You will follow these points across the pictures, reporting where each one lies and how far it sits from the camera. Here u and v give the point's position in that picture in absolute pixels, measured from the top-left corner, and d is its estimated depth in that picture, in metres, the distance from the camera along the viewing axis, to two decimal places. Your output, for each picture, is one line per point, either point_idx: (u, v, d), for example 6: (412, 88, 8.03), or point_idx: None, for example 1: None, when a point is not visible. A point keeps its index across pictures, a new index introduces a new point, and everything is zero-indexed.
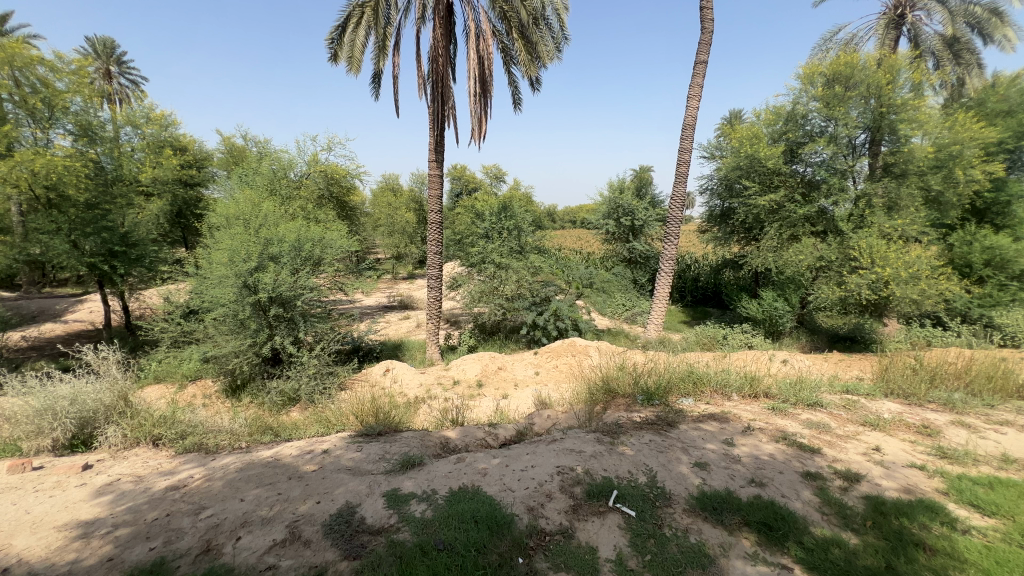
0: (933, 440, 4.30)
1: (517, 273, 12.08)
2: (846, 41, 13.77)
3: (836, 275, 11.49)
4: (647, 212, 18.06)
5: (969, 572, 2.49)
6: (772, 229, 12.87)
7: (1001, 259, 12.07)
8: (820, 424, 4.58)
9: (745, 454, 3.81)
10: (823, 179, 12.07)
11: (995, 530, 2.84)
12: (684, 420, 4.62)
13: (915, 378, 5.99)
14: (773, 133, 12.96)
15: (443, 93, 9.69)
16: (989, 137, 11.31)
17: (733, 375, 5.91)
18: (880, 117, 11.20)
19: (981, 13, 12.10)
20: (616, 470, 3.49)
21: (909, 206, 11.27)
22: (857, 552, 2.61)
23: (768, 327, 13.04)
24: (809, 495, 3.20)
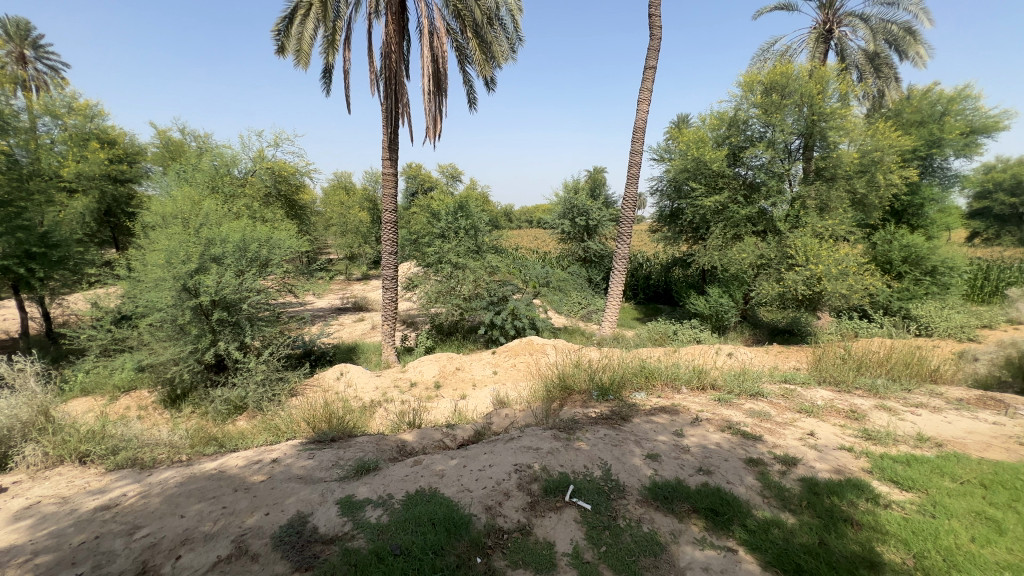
0: (860, 423, 4.68)
1: (474, 273, 12.02)
2: (782, 53, 14.66)
3: (775, 272, 12.24)
4: (601, 212, 18.48)
5: (891, 543, 2.72)
6: (717, 228, 13.48)
7: (916, 257, 13.35)
8: (761, 413, 4.86)
9: (693, 444, 3.99)
10: (763, 181, 12.79)
11: (911, 504, 3.11)
12: (637, 413, 4.78)
13: (844, 367, 6.48)
14: (717, 137, 13.57)
15: (396, 90, 9.50)
16: (905, 145, 12.36)
17: (682, 368, 6.17)
18: (812, 124, 12.03)
19: (897, 31, 13.20)
20: (572, 465, 3.55)
21: (838, 207, 12.15)
22: (794, 531, 2.79)
23: (715, 322, 13.68)
24: (751, 480, 3.39)
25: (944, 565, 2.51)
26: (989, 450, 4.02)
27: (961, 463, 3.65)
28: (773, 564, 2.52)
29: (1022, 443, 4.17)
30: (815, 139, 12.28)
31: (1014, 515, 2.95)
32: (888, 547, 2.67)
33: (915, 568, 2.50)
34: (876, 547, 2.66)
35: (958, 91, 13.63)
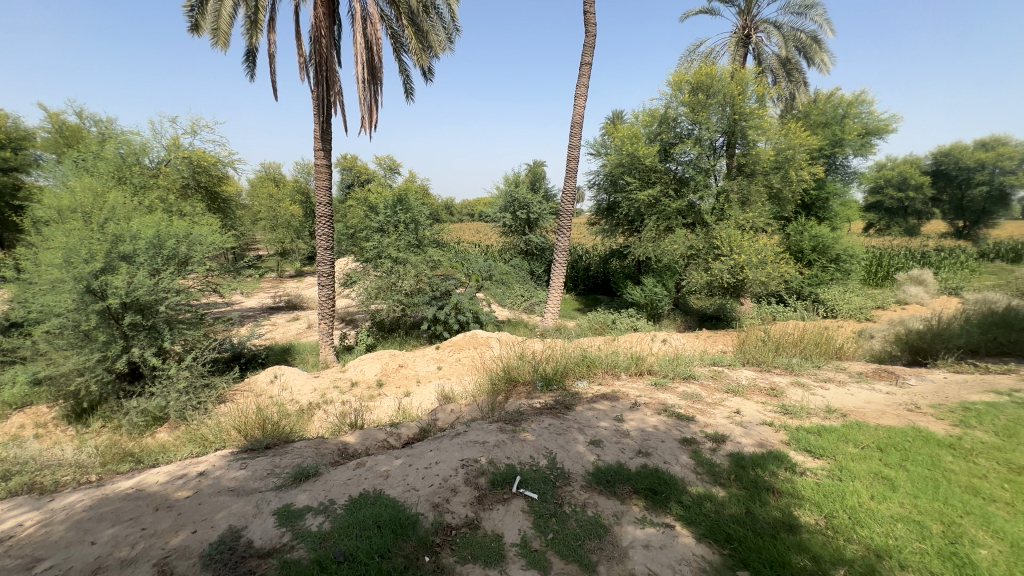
0: (778, 399, 5.12)
1: (415, 268, 11.78)
2: (706, 55, 15.52)
3: (703, 261, 13.06)
4: (541, 205, 18.73)
5: (806, 506, 3.00)
6: (650, 221, 14.09)
7: (823, 246, 14.73)
8: (693, 394, 5.19)
9: (633, 428, 4.18)
10: (692, 176, 13.55)
11: (822, 470, 3.45)
12: (580, 402, 4.93)
13: (764, 348, 7.06)
14: (649, 133, 14.13)
15: (328, 77, 9.05)
16: (813, 145, 13.56)
17: (621, 356, 6.44)
18: (734, 123, 12.89)
19: (805, 39, 14.38)
20: (518, 456, 3.60)
21: (757, 201, 13.14)
22: (724, 503, 3.01)
23: (650, 310, 14.34)
24: (686, 459, 3.61)
25: (850, 521, 2.81)
26: (884, 417, 4.55)
27: (861, 430, 4.10)
28: (707, 536, 2.70)
29: (910, 408, 4.76)
30: (737, 137, 13.17)
31: (903, 473, 3.36)
32: (803, 509, 2.95)
33: (827, 527, 2.78)
34: (794, 512, 2.92)
35: (856, 96, 15.11)
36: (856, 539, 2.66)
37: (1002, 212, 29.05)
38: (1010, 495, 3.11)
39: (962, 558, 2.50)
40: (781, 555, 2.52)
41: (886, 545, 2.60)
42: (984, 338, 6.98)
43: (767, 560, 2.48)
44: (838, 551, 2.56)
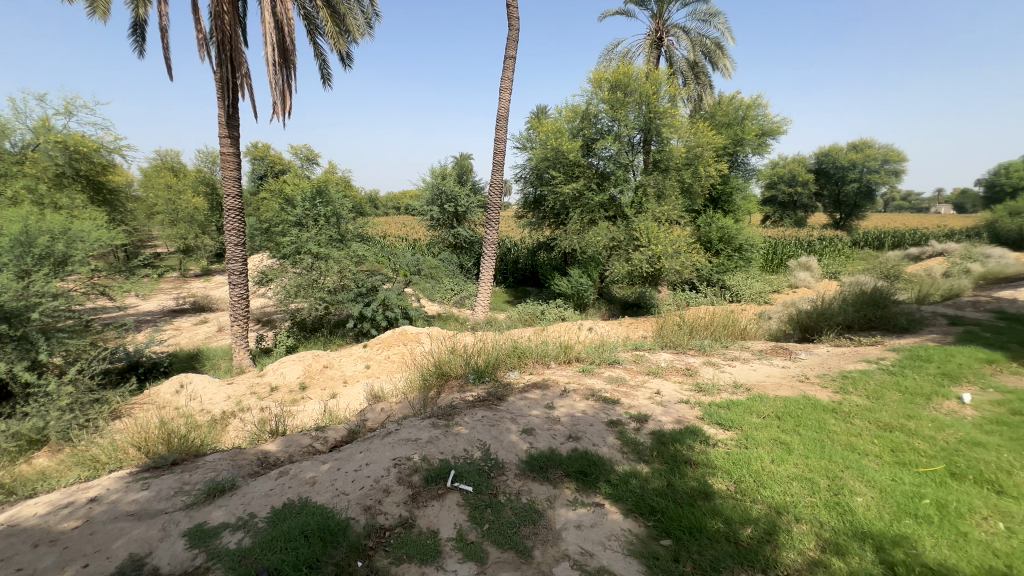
0: (693, 378, 5.54)
1: (338, 263, 11.23)
2: (623, 54, 16.23)
3: (624, 252, 13.77)
4: (469, 198, 18.62)
5: (718, 473, 3.29)
6: (575, 215, 14.49)
7: (728, 236, 16.08)
8: (618, 378, 5.47)
9: (564, 414, 4.32)
10: (612, 171, 14.15)
11: (732, 440, 3.80)
12: (512, 392, 5.00)
13: (680, 332, 7.61)
14: (572, 129, 14.51)
15: (232, 57, 8.29)
16: (718, 143, 14.70)
17: (551, 345, 6.61)
18: (649, 121, 13.64)
19: (710, 45, 15.49)
20: (453, 450, 3.59)
21: (671, 195, 14.05)
22: (648, 478, 3.21)
23: (577, 301, 14.73)
24: (613, 440, 3.80)
25: (756, 484, 3.12)
26: (781, 388, 5.10)
27: (763, 402, 4.56)
28: (633, 510, 2.86)
29: (801, 380, 5.38)
30: (652, 134, 13.96)
31: (797, 437, 3.79)
32: (716, 477, 3.23)
33: (737, 491, 3.07)
34: (709, 480, 3.19)
35: (753, 100, 16.58)
36: (760, 499, 2.96)
37: (869, 205, 33.54)
38: (879, 448, 3.62)
39: (843, 506, 2.87)
40: (698, 521, 2.74)
41: (785, 502, 2.92)
42: (858, 315, 8.04)
43: (687, 527, 2.69)
44: (746, 511, 2.83)
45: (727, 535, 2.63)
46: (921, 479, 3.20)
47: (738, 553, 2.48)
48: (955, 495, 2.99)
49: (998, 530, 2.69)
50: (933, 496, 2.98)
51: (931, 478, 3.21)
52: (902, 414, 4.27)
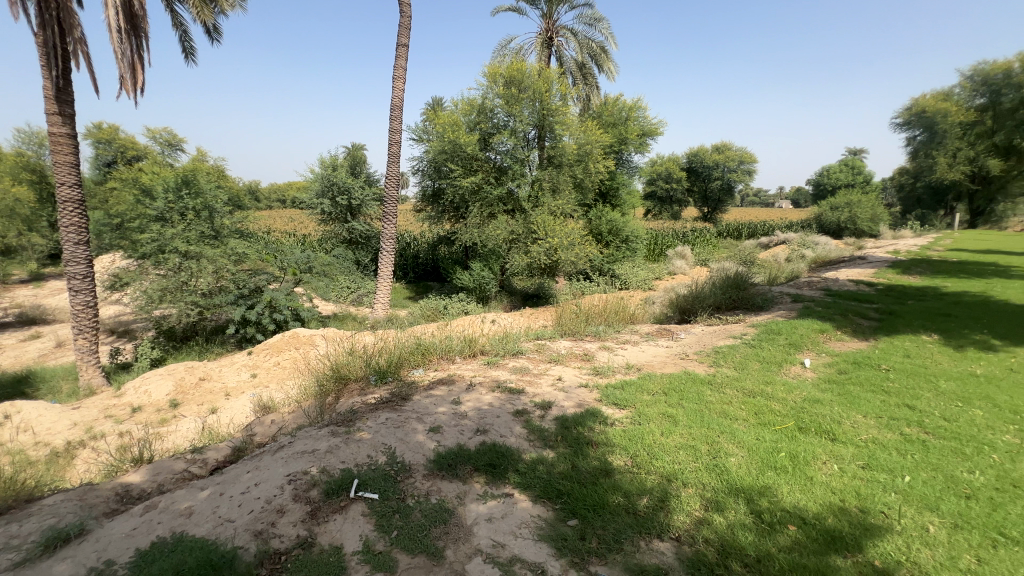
0: (591, 363, 5.89)
1: (213, 262, 10.01)
2: (516, 51, 16.54)
3: (523, 245, 14.15)
4: (363, 191, 17.70)
5: (616, 450, 3.53)
6: (474, 208, 14.44)
7: (616, 228, 17.33)
8: (522, 368, 5.61)
9: (471, 409, 4.32)
10: (509, 165, 14.40)
11: (627, 418, 4.11)
12: (417, 390, 4.89)
13: (578, 319, 8.03)
14: (469, 122, 14.44)
15: (61, 20, 6.92)
16: (605, 141, 15.70)
17: (455, 340, 6.57)
18: (543, 117, 14.12)
19: (595, 48, 16.42)
20: (356, 458, 3.41)
21: (565, 189, 14.72)
22: (554, 463, 3.34)
23: (479, 294, 14.92)
24: (520, 429, 3.89)
25: (649, 457, 3.41)
26: (666, 366, 5.62)
27: (651, 380, 5.00)
28: (542, 496, 2.96)
29: (682, 357, 5.99)
30: (546, 131, 14.47)
31: (681, 410, 4.21)
32: (615, 455, 3.46)
33: (633, 465, 3.33)
34: (608, 458, 3.41)
35: (634, 102, 17.95)
36: (653, 470, 3.24)
37: (729, 200, 38.38)
38: (745, 413, 4.17)
39: (720, 467, 3.26)
40: (601, 498, 2.91)
41: (674, 470, 3.22)
42: (725, 296, 9.16)
43: (591, 505, 2.85)
44: (642, 483, 3.08)
45: (627, 507, 2.84)
46: (778, 436, 3.74)
47: (636, 523, 2.69)
48: (803, 447, 3.55)
49: (833, 471, 3.25)
50: (787, 449, 3.51)
51: (785, 434, 3.78)
52: (761, 381, 4.96)
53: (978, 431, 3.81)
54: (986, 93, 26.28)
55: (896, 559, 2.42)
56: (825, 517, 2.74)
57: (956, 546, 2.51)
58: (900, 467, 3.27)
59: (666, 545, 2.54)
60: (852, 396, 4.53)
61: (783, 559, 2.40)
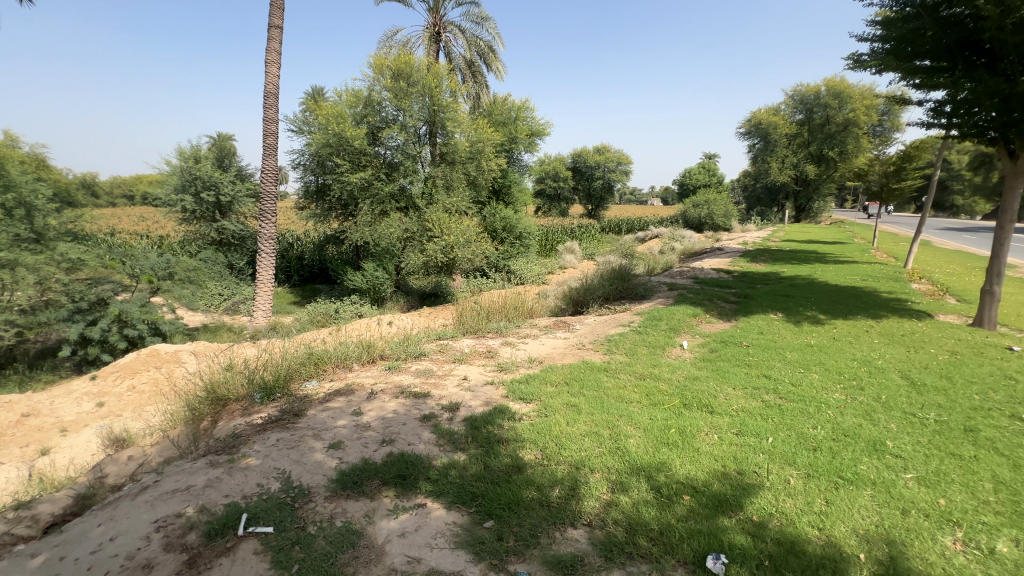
0: (494, 359, 5.95)
1: (36, 271, 8.23)
2: (403, 43, 16.03)
3: (418, 244, 13.87)
4: (234, 186, 15.85)
5: (526, 445, 3.60)
6: (365, 206, 13.64)
7: (510, 225, 17.77)
8: (426, 370, 5.47)
9: (374, 419, 4.09)
10: (401, 161, 13.92)
11: (533, 412, 4.21)
12: (312, 404, 4.50)
13: (479, 317, 8.07)
14: (355, 114, 13.64)
15: None
16: (496, 140, 15.95)
17: (351, 346, 6.19)
18: (433, 113, 13.94)
19: (483, 48, 16.60)
20: (243, 490, 3.03)
21: (459, 187, 14.69)
22: (466, 466, 3.30)
23: (373, 296, 14.17)
24: (428, 435, 3.77)
25: (557, 447, 3.53)
26: (565, 358, 5.89)
27: (553, 372, 5.19)
28: (456, 501, 2.90)
29: (579, 347, 6.32)
30: (437, 127, 14.29)
31: (583, 398, 4.44)
32: (525, 449, 3.53)
33: (543, 457, 3.42)
34: (519, 454, 3.46)
35: (523, 103, 18.50)
36: (562, 460, 3.36)
37: (610, 199, 41.54)
38: (639, 396, 4.53)
39: (620, 449, 3.49)
40: (515, 495, 2.94)
41: (581, 457, 3.38)
42: (612, 288, 9.87)
43: (506, 504, 2.86)
44: (553, 475, 3.17)
45: (540, 501, 2.90)
46: (667, 414, 4.12)
47: (550, 514, 2.76)
48: (689, 422, 3.95)
49: (714, 440, 3.66)
50: (675, 425, 3.88)
51: (673, 412, 4.17)
52: (649, 364, 5.43)
53: (816, 392, 4.58)
54: (803, 111, 31.63)
55: (768, 510, 2.80)
56: (711, 483, 3.07)
57: (811, 492, 2.97)
58: (764, 430, 3.80)
59: (579, 532, 2.64)
60: (723, 371, 5.16)
61: (682, 528, 2.64)
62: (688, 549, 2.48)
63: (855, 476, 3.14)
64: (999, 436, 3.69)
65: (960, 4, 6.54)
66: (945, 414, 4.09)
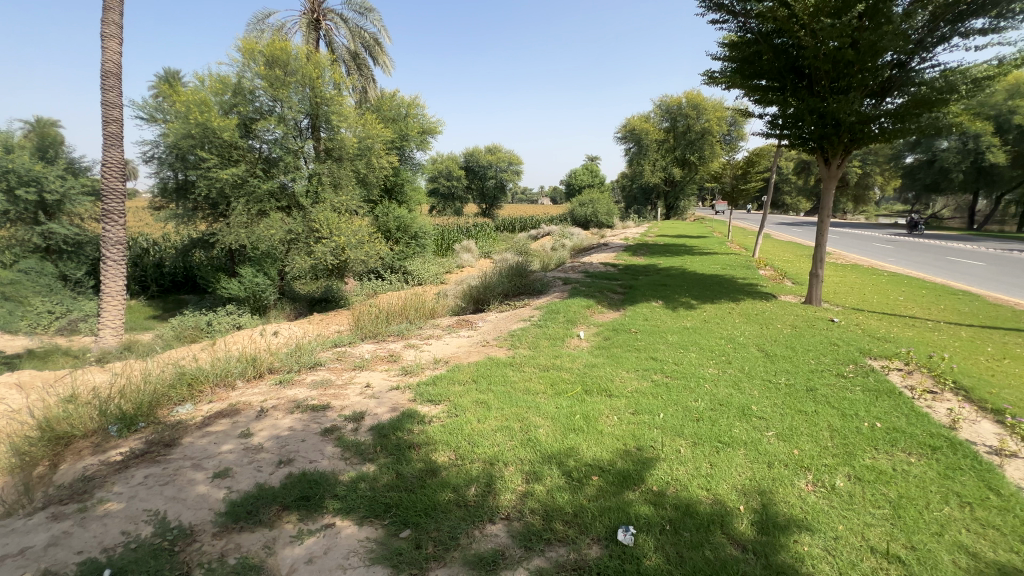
0: (398, 363, 5.74)
1: None
2: (277, 28, 14.70)
3: (304, 246, 12.91)
4: (65, 181, 13.23)
5: (438, 447, 3.53)
6: (239, 204, 12.16)
7: (404, 225, 17.32)
8: (323, 381, 5.10)
9: (267, 439, 3.70)
10: (280, 157, 12.71)
11: (443, 413, 4.14)
12: (187, 431, 3.93)
13: (378, 320, 7.74)
14: (222, 103, 12.10)
15: None
16: (386, 136, 15.41)
17: (232, 362, 5.54)
18: (316, 106, 13.09)
19: (368, 38, 16.01)
20: (102, 543, 2.54)
21: (348, 184, 13.92)
22: (376, 476, 3.13)
23: (253, 305, 12.59)
24: (331, 449, 3.52)
25: (470, 446, 3.52)
26: (471, 355, 5.89)
27: (460, 371, 5.16)
28: (368, 515, 2.74)
29: (483, 344, 6.37)
30: (320, 121, 13.40)
31: (491, 394, 4.49)
32: (438, 451, 3.46)
33: (457, 457, 3.38)
34: (432, 457, 3.38)
35: (412, 100, 18.03)
36: (476, 457, 3.36)
37: (503, 198, 42.54)
38: (544, 386, 4.70)
39: (532, 440, 3.59)
40: (431, 500, 2.87)
41: (495, 453, 3.41)
42: (511, 284, 10.10)
43: (422, 510, 2.78)
44: (468, 473, 3.16)
45: (457, 502, 2.86)
46: (571, 401, 4.34)
47: (469, 514, 2.74)
48: (591, 406, 4.20)
49: (615, 421, 3.94)
50: (579, 411, 4.09)
51: (576, 399, 4.40)
52: (551, 356, 5.66)
53: (695, 369, 5.16)
54: (668, 120, 35.35)
55: (665, 480, 3.08)
56: (616, 461, 3.30)
57: (698, 458, 3.34)
58: (656, 407, 4.18)
59: (498, 527, 2.66)
60: (617, 357, 5.57)
61: (593, 507, 2.80)
62: (601, 525, 2.64)
63: (731, 439, 3.60)
64: (831, 392, 4.49)
65: (786, 35, 7.81)
66: (792, 377, 4.87)
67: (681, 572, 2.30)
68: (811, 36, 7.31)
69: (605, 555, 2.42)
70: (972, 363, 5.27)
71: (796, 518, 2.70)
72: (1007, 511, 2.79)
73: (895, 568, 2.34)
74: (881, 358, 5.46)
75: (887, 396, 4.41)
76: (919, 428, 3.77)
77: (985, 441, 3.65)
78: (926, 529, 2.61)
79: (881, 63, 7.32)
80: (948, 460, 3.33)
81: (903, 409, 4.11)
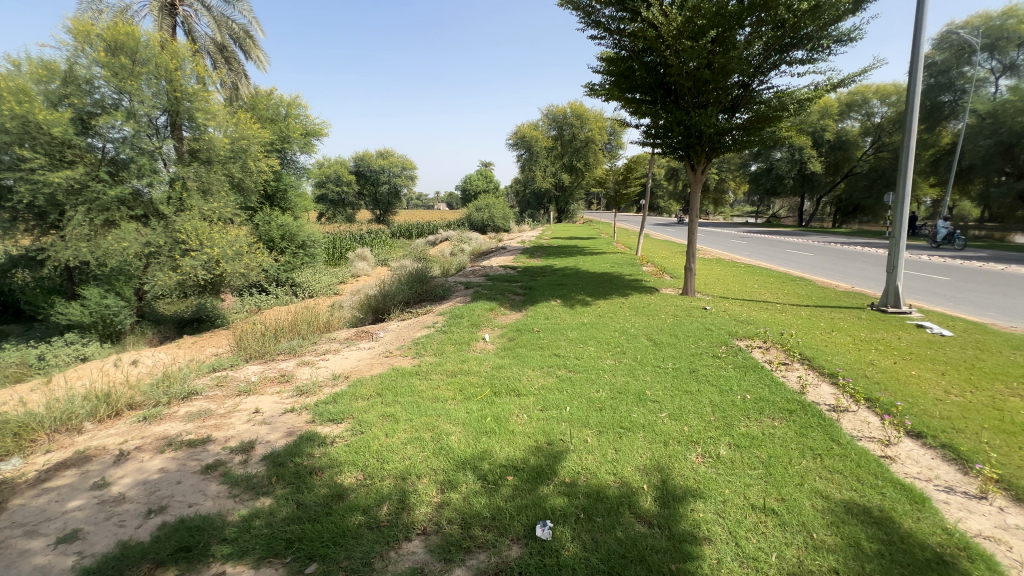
0: (292, 384, 5.25)
1: None
2: (120, 9, 12.77)
3: (168, 260, 11.37)
4: None
5: (343, 469, 3.29)
6: (78, 213, 10.13)
7: (290, 234, 16.01)
8: (201, 412, 4.48)
9: (130, 487, 3.16)
10: (130, 158, 10.93)
11: (347, 432, 3.87)
12: (15, 492, 3.20)
13: (263, 338, 7.06)
14: (47, 92, 10.08)
15: None
16: (264, 137, 14.18)
17: (77, 402, 4.63)
18: (175, 101, 11.69)
19: (238, 31, 15.07)
20: None
21: (219, 190, 12.56)
22: (273, 510, 2.82)
23: (103, 331, 10.64)
24: (215, 488, 3.10)
25: (379, 463, 3.34)
26: (373, 368, 5.60)
27: (363, 386, 4.88)
28: (265, 555, 2.46)
29: (385, 355, 6.11)
30: (182, 118, 12.00)
31: (398, 406, 4.32)
32: (344, 473, 3.23)
33: (365, 477, 3.18)
34: (337, 480, 3.15)
35: (293, 99, 16.51)
36: (387, 474, 3.19)
37: (398, 204, 41.73)
38: (453, 392, 4.64)
39: (445, 449, 3.50)
40: (339, 527, 2.66)
41: (406, 467, 3.28)
42: (412, 291, 9.85)
43: (330, 539, 2.57)
44: (378, 493, 2.99)
45: (369, 524, 2.69)
46: (481, 404, 4.34)
47: (382, 535, 2.59)
48: (502, 407, 4.24)
49: (525, 419, 4.02)
50: (490, 413, 4.11)
51: (486, 402, 4.41)
52: (458, 361, 5.61)
53: (594, 362, 5.46)
54: (555, 128, 37.14)
55: (576, 470, 3.22)
56: (529, 458, 3.37)
57: (603, 446, 3.53)
58: (562, 401, 4.36)
59: (414, 543, 2.56)
60: (522, 356, 5.71)
61: (510, 507, 2.82)
62: (520, 524, 2.67)
63: (631, 424, 3.88)
64: (709, 371, 5.07)
65: (654, 54, 8.64)
66: (677, 361, 5.40)
67: (598, 557, 2.41)
68: (674, 56, 8.17)
69: (525, 554, 2.44)
70: (812, 336, 6.30)
71: (691, 488, 2.98)
72: (847, 456, 3.36)
73: (771, 519, 2.69)
74: (746, 339, 6.28)
75: (753, 370, 5.09)
76: (779, 396, 4.40)
77: (826, 400, 4.39)
78: (791, 482, 3.04)
79: (730, 83, 8.48)
80: (802, 420, 3.92)
81: (765, 381, 4.76)
